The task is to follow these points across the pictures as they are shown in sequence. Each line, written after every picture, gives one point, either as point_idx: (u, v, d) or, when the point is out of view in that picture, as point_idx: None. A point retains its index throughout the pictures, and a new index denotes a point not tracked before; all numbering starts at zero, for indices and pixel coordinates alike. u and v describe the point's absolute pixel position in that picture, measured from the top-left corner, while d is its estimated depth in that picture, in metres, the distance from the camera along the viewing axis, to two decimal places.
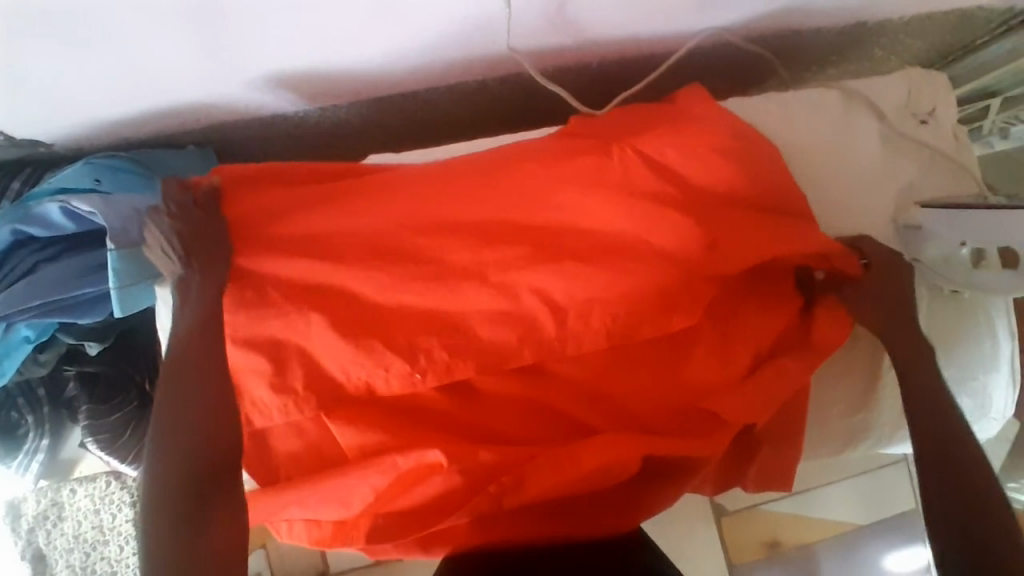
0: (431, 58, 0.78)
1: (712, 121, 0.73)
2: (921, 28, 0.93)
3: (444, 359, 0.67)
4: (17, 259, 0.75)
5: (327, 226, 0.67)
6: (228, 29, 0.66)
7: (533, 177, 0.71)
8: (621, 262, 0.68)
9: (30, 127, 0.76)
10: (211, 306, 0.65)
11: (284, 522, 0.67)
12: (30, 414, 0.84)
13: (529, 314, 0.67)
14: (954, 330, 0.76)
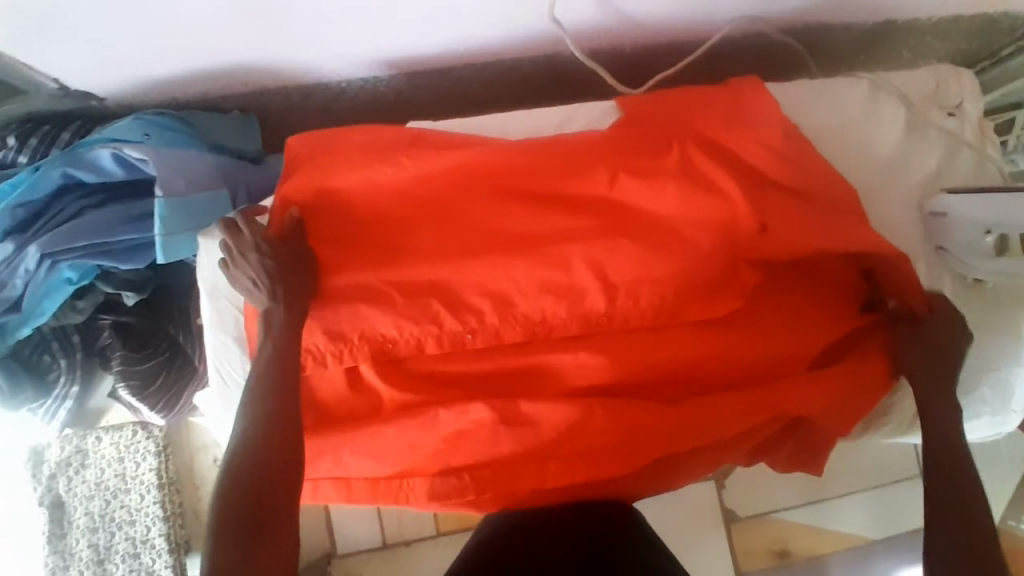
0: (473, 34, 0.81)
1: (743, 101, 0.75)
2: (948, 32, 0.95)
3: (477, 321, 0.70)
4: (63, 202, 0.78)
5: (370, 183, 0.71)
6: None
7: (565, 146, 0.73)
8: (648, 231, 0.69)
9: (86, 79, 0.80)
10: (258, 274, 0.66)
11: (318, 480, 0.73)
12: (63, 358, 0.87)
13: (557, 277, 0.69)
14: (977, 318, 0.77)
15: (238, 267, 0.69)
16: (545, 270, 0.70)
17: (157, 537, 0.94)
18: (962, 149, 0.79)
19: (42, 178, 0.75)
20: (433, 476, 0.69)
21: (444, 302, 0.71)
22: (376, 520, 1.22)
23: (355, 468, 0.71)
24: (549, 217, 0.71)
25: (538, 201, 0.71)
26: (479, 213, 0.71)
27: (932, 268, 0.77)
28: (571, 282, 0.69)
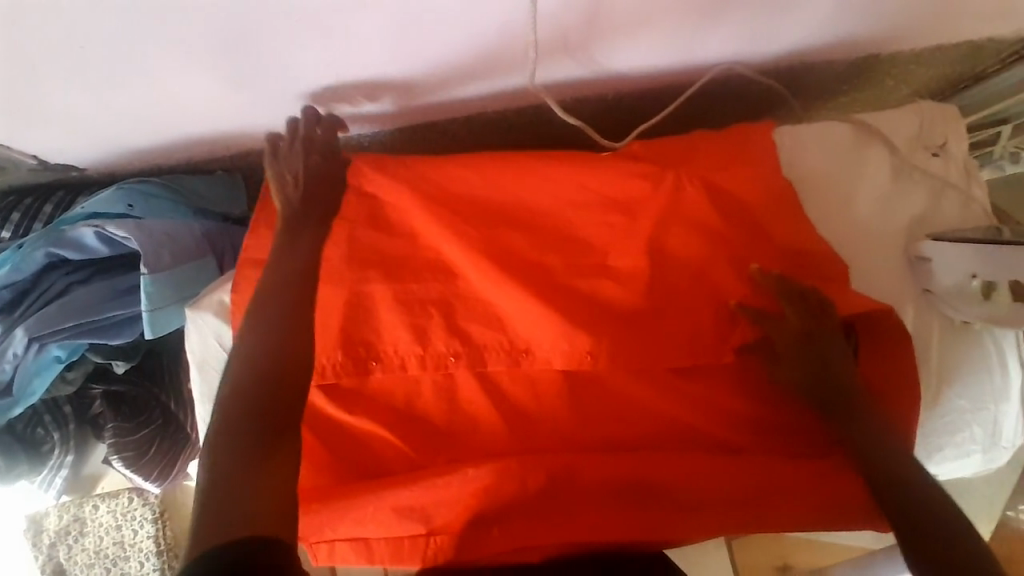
0: (455, 89, 0.82)
1: (723, 161, 0.79)
2: (931, 60, 0.95)
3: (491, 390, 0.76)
4: (48, 281, 0.77)
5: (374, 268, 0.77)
6: (266, 58, 0.69)
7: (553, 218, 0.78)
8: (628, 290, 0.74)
9: (64, 151, 0.79)
10: None
11: (333, 541, 0.74)
12: (56, 431, 0.86)
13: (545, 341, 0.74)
14: (965, 358, 0.77)
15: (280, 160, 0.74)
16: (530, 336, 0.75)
17: None
18: (948, 191, 0.79)
19: (26, 259, 0.75)
20: (461, 532, 0.71)
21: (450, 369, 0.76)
22: None
23: (373, 528, 0.72)
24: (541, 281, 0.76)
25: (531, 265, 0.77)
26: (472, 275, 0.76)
27: (924, 310, 0.77)
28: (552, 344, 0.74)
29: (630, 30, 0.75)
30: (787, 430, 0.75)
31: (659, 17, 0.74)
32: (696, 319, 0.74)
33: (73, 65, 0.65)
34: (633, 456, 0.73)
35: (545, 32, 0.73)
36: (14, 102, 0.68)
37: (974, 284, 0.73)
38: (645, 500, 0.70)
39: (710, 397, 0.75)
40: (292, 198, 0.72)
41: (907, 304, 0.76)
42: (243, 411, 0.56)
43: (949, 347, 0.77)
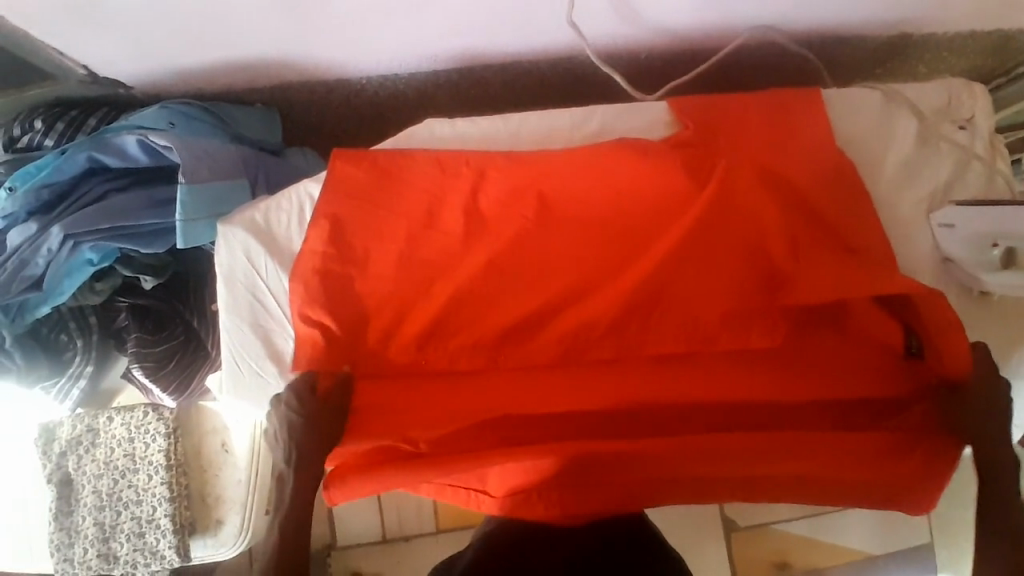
0: (494, 36, 0.83)
1: (773, 135, 0.79)
2: (963, 47, 0.96)
3: (522, 336, 0.76)
4: (88, 185, 0.81)
5: (401, 200, 0.77)
6: None
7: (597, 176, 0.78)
8: (676, 263, 0.75)
9: (113, 65, 0.82)
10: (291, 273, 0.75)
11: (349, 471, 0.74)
12: (80, 338, 0.88)
13: (597, 310, 0.76)
14: (984, 327, 0.77)
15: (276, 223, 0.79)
16: (580, 302, 0.77)
17: (162, 517, 0.93)
18: (971, 162, 0.80)
19: (69, 161, 0.78)
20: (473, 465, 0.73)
21: (483, 311, 0.76)
22: (378, 516, 1.34)
23: (393, 456, 0.74)
24: (574, 235, 0.77)
25: (570, 220, 0.78)
26: (503, 217, 0.77)
27: (946, 277, 0.78)
28: (600, 311, 0.76)
29: None
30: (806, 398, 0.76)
31: None
32: (744, 292, 0.74)
33: None
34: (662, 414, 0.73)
35: None
36: (67, 14, 0.70)
37: (992, 246, 0.73)
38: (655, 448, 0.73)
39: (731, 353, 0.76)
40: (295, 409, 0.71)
41: (930, 270, 0.77)
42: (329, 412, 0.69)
43: (976, 317, 0.77)
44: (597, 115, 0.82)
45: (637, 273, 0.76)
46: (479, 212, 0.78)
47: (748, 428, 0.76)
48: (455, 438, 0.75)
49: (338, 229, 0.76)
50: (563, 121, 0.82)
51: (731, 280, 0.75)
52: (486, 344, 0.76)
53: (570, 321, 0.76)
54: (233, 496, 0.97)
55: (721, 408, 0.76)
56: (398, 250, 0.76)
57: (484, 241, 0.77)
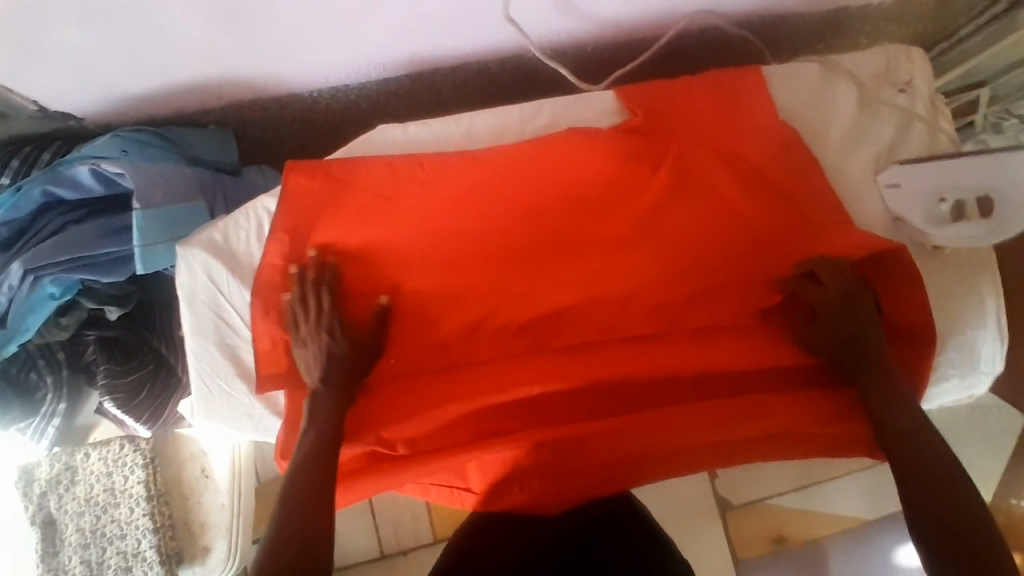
0: (440, 40, 0.84)
1: (723, 111, 0.80)
2: (901, 14, 0.98)
3: (495, 331, 0.79)
4: (46, 219, 0.81)
5: (359, 207, 0.77)
6: (253, 7, 0.71)
7: (551, 168, 0.78)
8: (642, 244, 0.79)
9: (61, 100, 0.81)
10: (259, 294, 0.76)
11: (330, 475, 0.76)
12: (50, 375, 0.87)
13: (571, 295, 0.79)
14: (941, 281, 0.79)
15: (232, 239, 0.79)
16: (553, 290, 0.79)
17: (148, 549, 0.92)
18: (913, 123, 0.82)
19: (24, 198, 0.78)
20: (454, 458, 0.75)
21: (458, 308, 0.79)
22: (374, 530, 1.33)
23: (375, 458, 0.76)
24: (537, 228, 0.79)
25: (533, 215, 0.79)
26: (464, 217, 0.78)
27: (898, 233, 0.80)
28: (575, 296, 0.79)
29: None
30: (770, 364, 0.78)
31: None
32: (710, 266, 0.78)
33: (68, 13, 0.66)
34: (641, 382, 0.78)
35: None
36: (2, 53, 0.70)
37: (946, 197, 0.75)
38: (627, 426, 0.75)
39: (699, 328, 0.78)
40: (338, 347, 0.73)
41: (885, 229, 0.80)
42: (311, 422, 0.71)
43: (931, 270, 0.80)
44: (545, 110, 0.83)
45: (604, 258, 0.79)
46: (439, 213, 0.78)
47: (720, 401, 0.77)
48: (430, 437, 0.77)
49: (300, 243, 0.77)
50: (511, 117, 0.83)
51: (696, 257, 0.78)
52: (459, 343, 0.78)
53: (544, 309, 0.79)
54: (217, 522, 0.96)
55: (691, 383, 0.78)
56: (360, 259, 0.77)
57: (448, 243, 0.78)
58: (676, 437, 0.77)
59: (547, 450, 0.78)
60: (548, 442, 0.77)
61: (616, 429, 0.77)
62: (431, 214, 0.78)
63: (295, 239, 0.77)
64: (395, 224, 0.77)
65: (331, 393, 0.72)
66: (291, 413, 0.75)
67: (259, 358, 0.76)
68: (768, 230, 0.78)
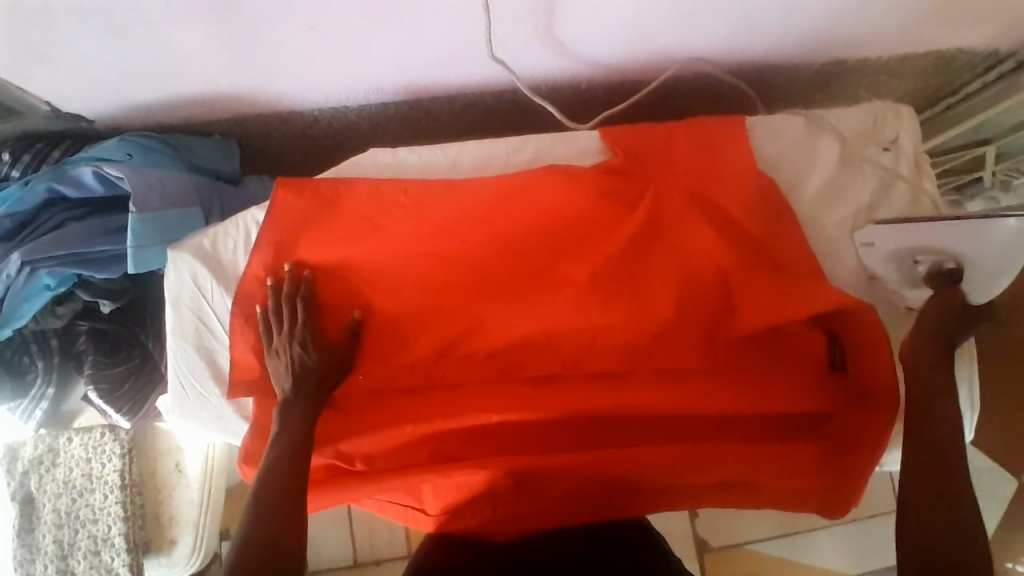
0: (435, 69, 0.87)
1: (705, 159, 0.82)
2: (901, 68, 0.98)
3: (461, 354, 0.80)
4: (47, 215, 0.85)
5: (343, 227, 0.80)
6: (252, 27, 0.74)
7: (530, 202, 0.81)
8: (613, 281, 0.79)
9: (72, 101, 0.86)
10: (239, 302, 0.80)
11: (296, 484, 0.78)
12: (41, 360, 0.91)
13: (536, 327, 0.79)
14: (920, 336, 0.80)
15: (222, 245, 0.82)
16: (520, 320, 0.80)
17: (117, 536, 0.95)
18: (896, 181, 0.82)
19: (30, 192, 0.83)
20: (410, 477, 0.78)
21: (426, 330, 0.80)
22: (350, 538, 1.35)
23: (336, 470, 0.79)
24: (512, 258, 0.81)
25: (509, 245, 0.81)
26: (442, 242, 0.80)
27: (874, 289, 0.81)
28: (540, 330, 0.79)
29: (595, 23, 0.80)
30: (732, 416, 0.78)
31: (626, 10, 0.78)
32: (680, 308, 0.78)
33: (79, 22, 0.70)
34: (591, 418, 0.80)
35: (512, 17, 0.77)
36: (18, 56, 0.74)
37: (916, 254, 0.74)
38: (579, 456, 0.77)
39: (659, 370, 0.79)
40: (308, 358, 0.75)
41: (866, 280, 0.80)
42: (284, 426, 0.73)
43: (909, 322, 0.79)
44: (528, 146, 0.85)
45: (574, 293, 0.79)
46: (418, 237, 0.80)
47: (674, 444, 0.78)
48: (389, 455, 0.79)
49: (282, 256, 0.80)
50: (497, 149, 0.85)
51: (663, 298, 0.78)
52: (427, 366, 0.80)
53: (510, 341, 0.80)
54: (185, 516, 0.99)
55: (647, 423, 0.80)
56: (339, 276, 0.80)
57: (425, 267, 0.81)
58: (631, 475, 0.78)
59: (503, 477, 0.79)
60: (504, 470, 0.79)
61: (572, 464, 0.78)
62: (410, 237, 0.80)
63: (280, 252, 0.80)
64: (376, 245, 0.80)
65: (299, 403, 0.74)
66: (260, 419, 0.78)
67: (233, 363, 0.79)
68: (744, 275, 0.76)
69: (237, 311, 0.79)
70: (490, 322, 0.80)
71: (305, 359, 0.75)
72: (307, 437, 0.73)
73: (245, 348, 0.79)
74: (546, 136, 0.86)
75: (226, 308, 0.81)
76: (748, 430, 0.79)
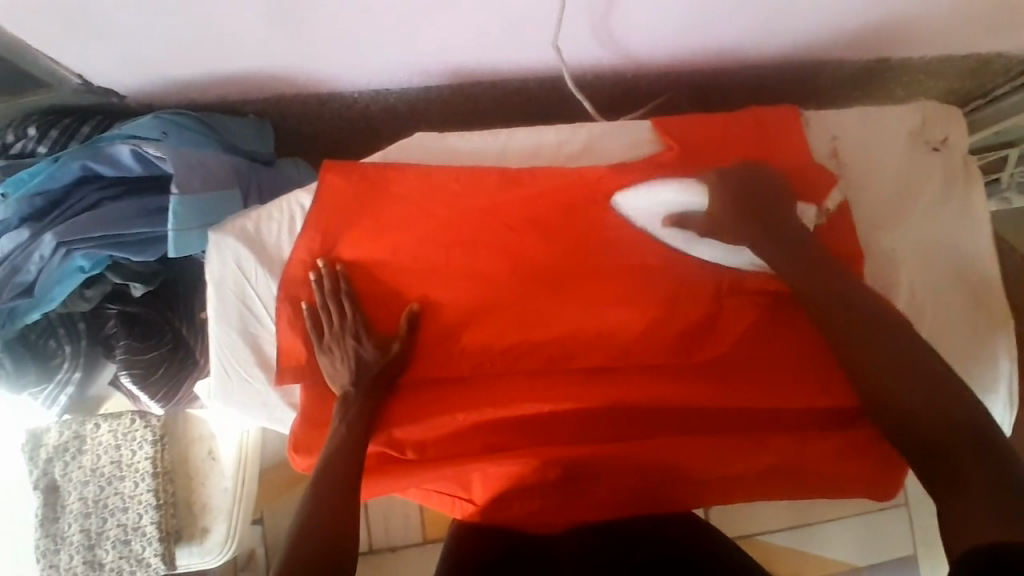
0: (484, 55, 0.85)
1: (766, 153, 0.81)
2: (941, 70, 0.99)
3: (510, 344, 0.79)
4: (81, 194, 0.82)
5: (394, 213, 0.78)
6: (305, 4, 0.71)
7: (587, 192, 0.79)
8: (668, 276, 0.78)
9: (107, 75, 0.82)
10: (288, 289, 0.78)
11: None
12: (68, 344, 0.88)
13: (588, 321, 0.79)
14: (974, 332, 0.81)
15: (267, 228, 0.79)
16: (573, 312, 0.79)
17: (148, 525, 0.93)
18: (943, 183, 0.83)
19: (62, 169, 0.80)
20: (465, 466, 0.77)
21: (473, 324, 0.79)
22: (364, 527, 1.34)
23: (389, 459, 0.78)
24: (565, 250, 0.80)
25: (562, 235, 0.79)
26: (497, 230, 0.79)
27: (925, 284, 0.81)
28: (591, 325, 0.79)
29: (650, 15, 0.78)
30: (781, 412, 0.79)
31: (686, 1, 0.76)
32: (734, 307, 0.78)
33: None
34: (644, 410, 0.79)
35: (572, 3, 0.75)
36: (56, 25, 0.71)
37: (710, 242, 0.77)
38: (630, 449, 0.77)
39: (711, 364, 0.79)
40: (364, 353, 0.75)
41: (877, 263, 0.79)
42: (345, 419, 0.73)
43: (969, 308, 0.81)
44: (582, 134, 0.84)
45: (623, 287, 0.79)
46: (475, 227, 0.79)
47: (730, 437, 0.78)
48: (439, 444, 0.78)
49: (332, 242, 0.78)
50: (549, 138, 0.83)
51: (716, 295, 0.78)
52: (474, 361, 0.79)
53: (561, 333, 0.79)
54: (219, 505, 0.97)
55: (700, 415, 0.79)
56: (389, 264, 0.79)
57: (477, 258, 0.79)
58: (681, 468, 0.79)
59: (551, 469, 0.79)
60: (556, 460, 0.78)
61: (622, 454, 0.78)
62: (465, 228, 0.79)
63: (328, 239, 0.78)
64: (429, 233, 0.78)
65: (358, 396, 0.74)
66: (308, 408, 0.77)
67: (277, 349, 0.78)
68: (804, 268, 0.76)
69: (284, 298, 0.77)
70: (540, 315, 0.80)
71: (361, 353, 0.75)
72: (364, 428, 0.73)
73: (294, 335, 0.77)
74: (600, 124, 0.84)
75: (270, 293, 0.79)
76: (798, 423, 0.79)
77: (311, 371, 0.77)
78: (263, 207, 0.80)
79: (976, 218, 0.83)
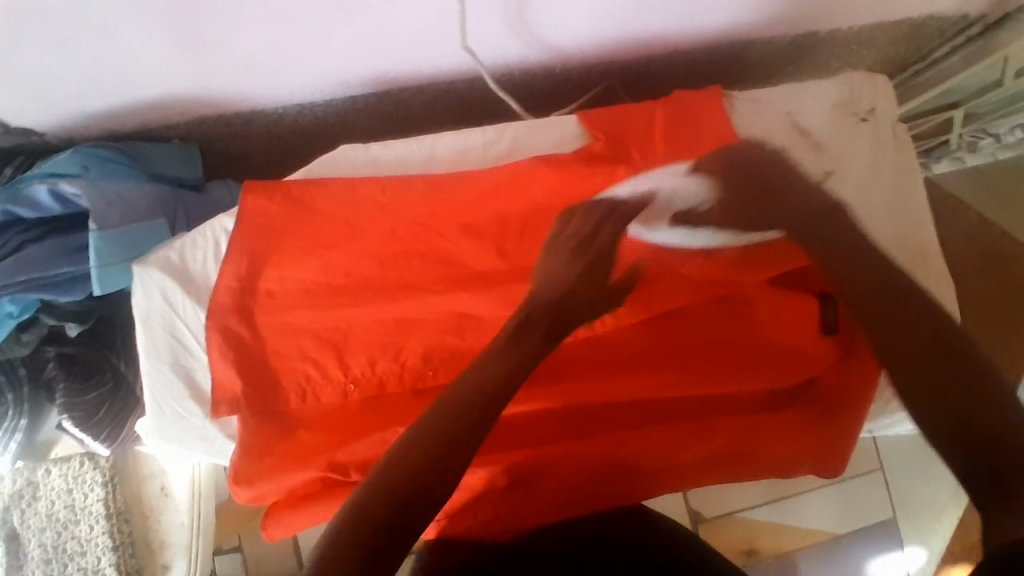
0: (404, 60, 0.83)
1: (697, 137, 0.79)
2: (872, 38, 0.98)
3: (453, 353, 0.79)
4: (5, 238, 0.80)
5: (322, 231, 0.76)
6: (207, 23, 0.69)
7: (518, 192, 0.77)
8: None
9: (19, 114, 0.80)
10: (221, 319, 0.76)
11: (293, 504, 0.76)
12: (9, 392, 0.86)
13: None
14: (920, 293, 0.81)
15: (191, 258, 0.78)
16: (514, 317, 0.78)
17: (107, 567, 0.93)
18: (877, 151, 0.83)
19: None
20: None
21: (412, 335, 0.79)
22: None
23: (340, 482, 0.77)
24: (501, 252, 0.78)
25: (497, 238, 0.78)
26: (429, 238, 0.77)
27: None
28: None
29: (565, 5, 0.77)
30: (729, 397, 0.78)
31: None
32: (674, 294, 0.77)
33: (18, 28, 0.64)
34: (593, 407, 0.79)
35: None
36: None
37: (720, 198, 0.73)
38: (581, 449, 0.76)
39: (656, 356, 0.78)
40: None
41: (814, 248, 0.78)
42: None
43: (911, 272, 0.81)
44: (506, 134, 0.83)
45: None
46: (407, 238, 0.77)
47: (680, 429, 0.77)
48: None
49: (261, 266, 0.76)
50: (475, 140, 0.82)
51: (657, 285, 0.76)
52: (417, 374, 0.79)
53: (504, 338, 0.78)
54: (177, 542, 0.96)
55: (650, 409, 0.79)
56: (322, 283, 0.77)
57: (412, 269, 0.78)
58: (636, 464, 0.78)
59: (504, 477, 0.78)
60: (508, 468, 0.77)
61: (573, 456, 0.77)
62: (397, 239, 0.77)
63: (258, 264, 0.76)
64: (360, 248, 0.77)
65: None
66: (250, 438, 0.76)
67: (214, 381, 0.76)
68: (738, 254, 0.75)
69: (218, 328, 0.76)
70: (482, 321, 0.79)
71: None
72: None
73: (231, 366, 0.76)
74: (523, 122, 0.84)
75: (199, 324, 0.77)
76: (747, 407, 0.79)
77: (251, 400, 0.76)
78: (184, 236, 0.78)
79: (908, 186, 0.84)
